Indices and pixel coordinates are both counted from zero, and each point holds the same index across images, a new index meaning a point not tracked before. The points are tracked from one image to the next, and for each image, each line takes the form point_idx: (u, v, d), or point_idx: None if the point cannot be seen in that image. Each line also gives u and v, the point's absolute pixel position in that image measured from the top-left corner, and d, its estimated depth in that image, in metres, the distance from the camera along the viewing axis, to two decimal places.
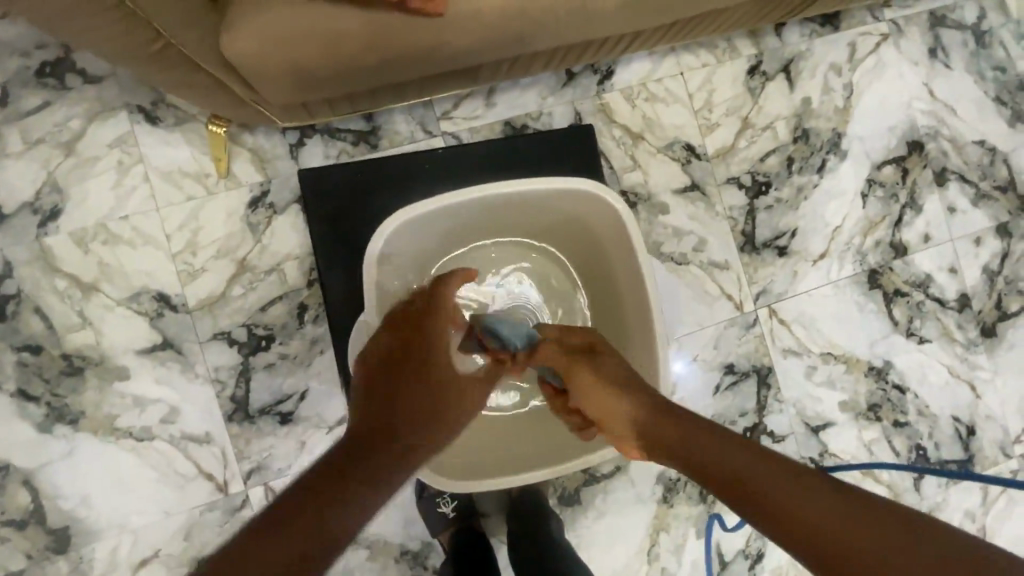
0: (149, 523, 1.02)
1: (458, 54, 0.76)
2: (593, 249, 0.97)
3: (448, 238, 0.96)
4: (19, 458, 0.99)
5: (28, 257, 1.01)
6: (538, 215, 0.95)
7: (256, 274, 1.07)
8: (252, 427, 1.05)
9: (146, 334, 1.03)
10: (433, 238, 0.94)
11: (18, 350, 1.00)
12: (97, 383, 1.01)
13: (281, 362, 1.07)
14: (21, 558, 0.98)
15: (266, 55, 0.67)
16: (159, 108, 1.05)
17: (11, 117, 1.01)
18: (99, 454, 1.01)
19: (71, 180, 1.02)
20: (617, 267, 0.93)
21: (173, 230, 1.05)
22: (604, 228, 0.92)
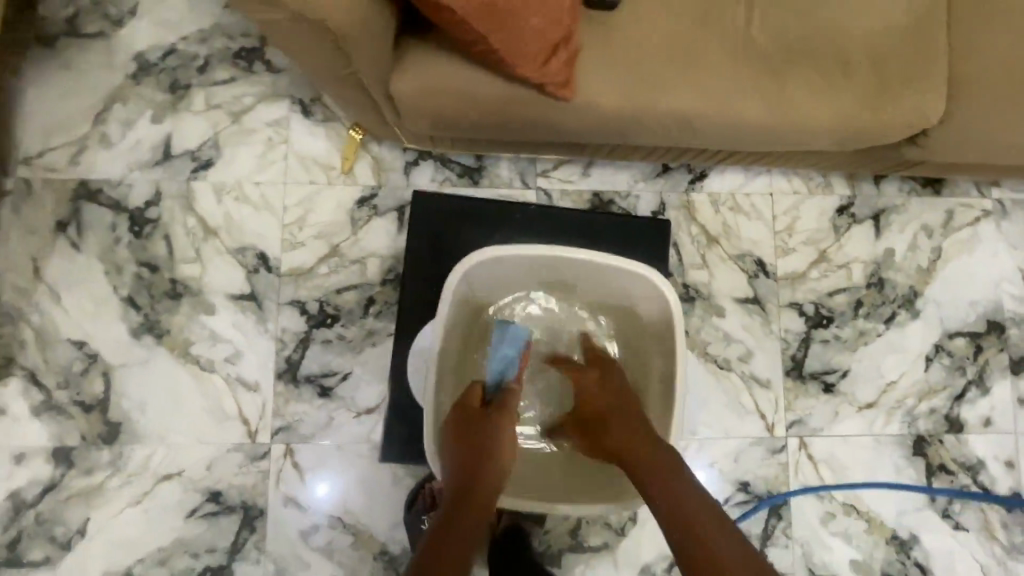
0: (182, 445, 1.14)
1: (570, 133, 0.88)
2: (639, 332, 1.04)
3: (515, 285, 1.06)
4: (108, 352, 1.15)
5: (175, 193, 1.21)
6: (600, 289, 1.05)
7: (343, 260, 1.21)
8: (295, 390, 1.17)
9: (239, 282, 1.19)
10: (502, 280, 1.04)
11: (140, 265, 1.18)
12: (188, 310, 1.17)
13: (337, 342, 1.18)
14: (77, 437, 1.12)
15: (415, 98, 0.81)
16: (314, 105, 1.25)
17: (203, 83, 1.24)
18: (167, 370, 1.16)
19: (229, 142, 1.23)
20: (654, 359, 1.01)
21: (291, 204, 1.22)
22: (655, 321, 1.01)
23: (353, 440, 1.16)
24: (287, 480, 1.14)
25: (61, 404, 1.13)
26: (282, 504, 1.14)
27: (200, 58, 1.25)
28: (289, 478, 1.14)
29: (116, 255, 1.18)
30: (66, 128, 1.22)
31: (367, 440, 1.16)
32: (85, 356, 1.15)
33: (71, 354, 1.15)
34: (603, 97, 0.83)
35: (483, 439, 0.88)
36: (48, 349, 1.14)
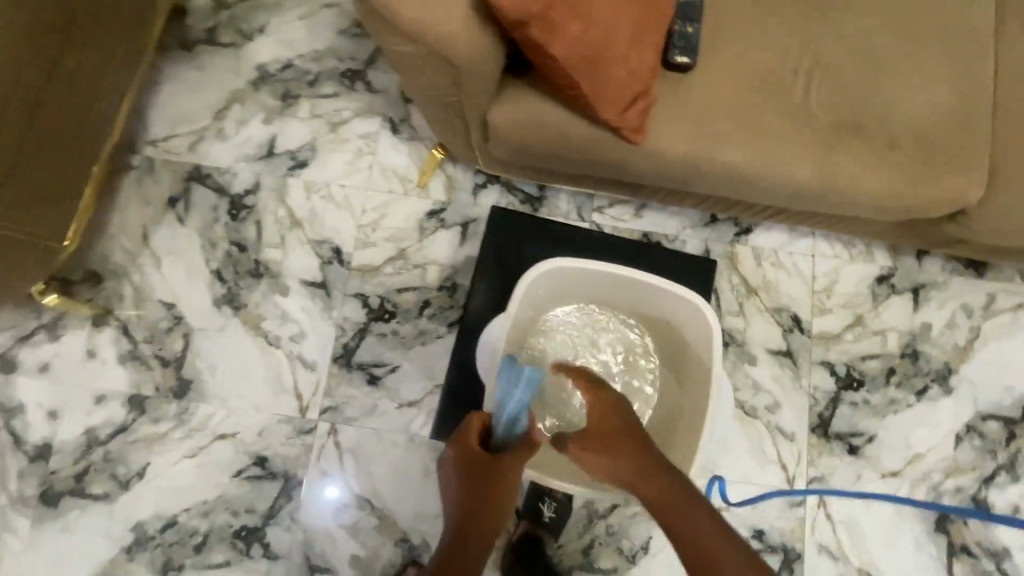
0: (240, 409, 1.25)
1: (634, 174, 0.98)
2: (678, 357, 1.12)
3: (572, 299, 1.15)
4: (191, 317, 1.29)
5: (271, 186, 1.36)
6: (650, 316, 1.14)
7: (407, 264, 1.33)
8: (347, 374, 1.27)
9: (313, 270, 1.32)
10: (561, 292, 1.13)
11: (231, 244, 1.33)
12: (265, 289, 1.31)
13: (390, 336, 1.29)
14: (152, 387, 1.25)
15: (508, 128, 0.91)
16: (402, 125, 1.40)
17: (310, 95, 1.42)
18: (239, 339, 1.28)
19: (324, 148, 1.39)
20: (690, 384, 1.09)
21: (369, 208, 1.36)
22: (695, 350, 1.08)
23: (391, 429, 1.25)
24: (326, 457, 1.23)
25: (143, 356, 1.27)
26: (319, 478, 1.22)
27: (311, 74, 1.43)
28: (329, 456, 1.23)
29: (213, 232, 1.33)
30: (191, 120, 1.40)
31: (404, 431, 1.25)
32: (171, 316, 1.29)
33: (160, 313, 1.29)
34: (669, 146, 0.93)
35: (494, 484, 0.93)
36: (142, 307, 1.29)
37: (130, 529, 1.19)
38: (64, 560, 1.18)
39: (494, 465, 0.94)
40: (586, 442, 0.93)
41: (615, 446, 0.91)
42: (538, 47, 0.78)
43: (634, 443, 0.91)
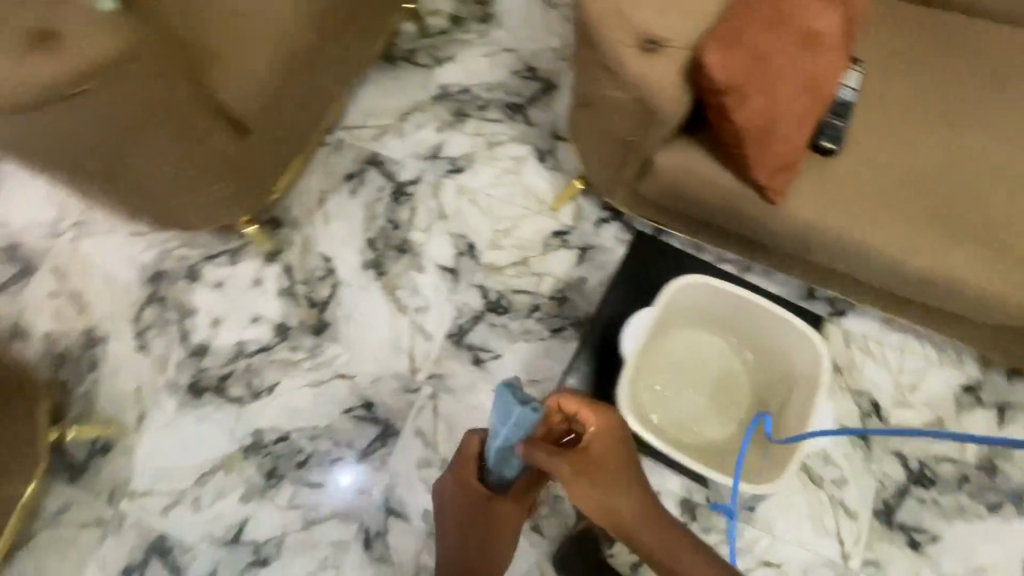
0: (362, 357, 1.45)
1: (761, 233, 1.12)
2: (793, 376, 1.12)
3: (702, 317, 1.18)
4: (341, 271, 1.52)
5: (429, 181, 1.61)
6: (778, 351, 1.14)
7: (527, 270, 1.52)
8: (456, 351, 1.45)
9: (447, 257, 1.53)
10: (695, 309, 1.16)
11: (387, 220, 1.57)
12: (405, 263, 1.53)
13: (500, 327, 1.47)
14: (297, 321, 1.48)
15: (668, 170, 1.08)
16: (548, 156, 1.63)
17: (478, 116, 1.68)
18: (374, 299, 1.50)
19: (479, 160, 1.63)
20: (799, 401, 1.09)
21: (505, 217, 1.57)
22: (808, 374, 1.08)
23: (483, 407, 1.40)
24: (423, 417, 1.40)
25: (297, 294, 1.50)
26: (413, 433, 1.39)
27: (482, 100, 1.70)
28: (425, 416, 1.40)
29: (375, 208, 1.59)
30: (378, 117, 1.69)
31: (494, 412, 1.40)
32: (326, 268, 1.53)
33: (318, 263, 1.53)
34: (802, 213, 1.07)
35: (489, 523, 1.00)
36: (305, 254, 1.54)
37: (250, 433, 1.39)
38: (192, 445, 1.39)
39: (489, 508, 0.99)
40: (579, 483, 0.85)
41: (609, 487, 0.86)
42: (722, 110, 0.96)
43: (631, 483, 0.88)
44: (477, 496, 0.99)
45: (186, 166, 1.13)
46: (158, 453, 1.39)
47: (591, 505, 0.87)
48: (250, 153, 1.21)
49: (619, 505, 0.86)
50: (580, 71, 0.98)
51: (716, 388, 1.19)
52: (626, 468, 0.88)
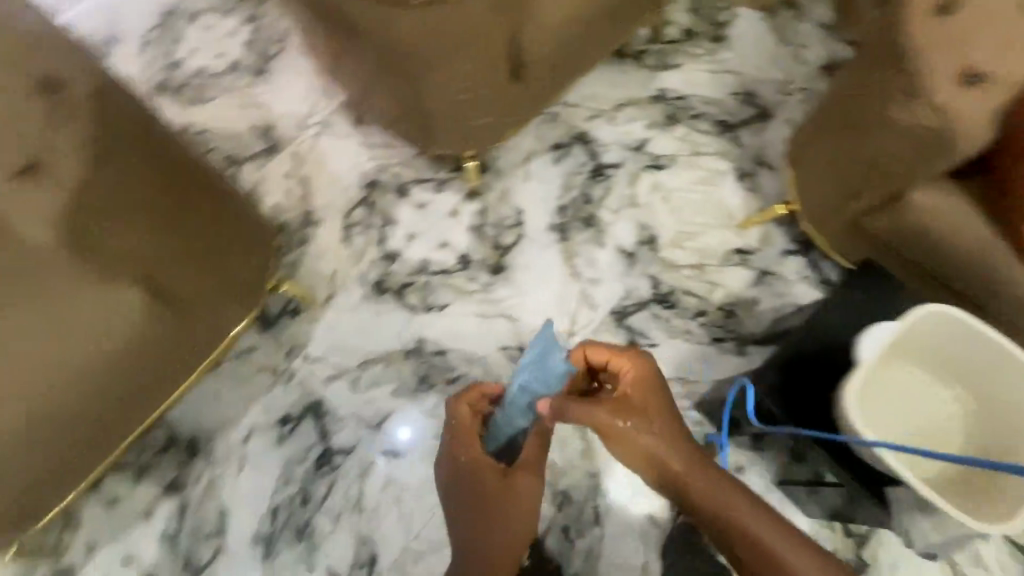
0: (528, 306, 1.54)
1: (993, 293, 1.15)
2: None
3: (930, 355, 1.11)
4: (529, 225, 1.63)
5: (629, 170, 1.69)
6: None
7: (702, 275, 1.55)
8: (615, 328, 1.51)
9: (628, 242, 1.60)
10: (936, 343, 1.08)
11: (581, 193, 1.67)
12: (588, 236, 1.61)
13: (662, 320, 1.51)
14: (480, 257, 1.61)
15: (923, 208, 1.11)
16: (747, 178, 1.67)
17: (689, 124, 1.75)
18: (552, 258, 1.59)
19: (680, 164, 1.69)
20: None
21: (692, 221, 1.62)
22: None
23: None
24: None
25: (485, 234, 1.63)
26: None
27: (697, 110, 1.77)
28: None
29: (573, 179, 1.69)
30: (596, 99, 1.79)
31: None
32: (516, 218, 1.64)
33: (510, 212, 1.65)
34: None
35: (501, 496, 1.03)
36: (501, 202, 1.67)
37: (415, 339, 1.53)
38: (364, 332, 1.55)
39: (507, 476, 1.05)
40: (619, 425, 0.95)
41: (648, 425, 0.96)
42: (1011, 152, 1.02)
43: (661, 420, 0.97)
44: (492, 470, 1.05)
45: (480, 91, 1.29)
46: (335, 329, 1.56)
47: (620, 439, 0.98)
48: (522, 94, 1.38)
49: (654, 443, 0.95)
50: (875, 85, 1.06)
51: (927, 429, 1.12)
52: (657, 408, 0.99)
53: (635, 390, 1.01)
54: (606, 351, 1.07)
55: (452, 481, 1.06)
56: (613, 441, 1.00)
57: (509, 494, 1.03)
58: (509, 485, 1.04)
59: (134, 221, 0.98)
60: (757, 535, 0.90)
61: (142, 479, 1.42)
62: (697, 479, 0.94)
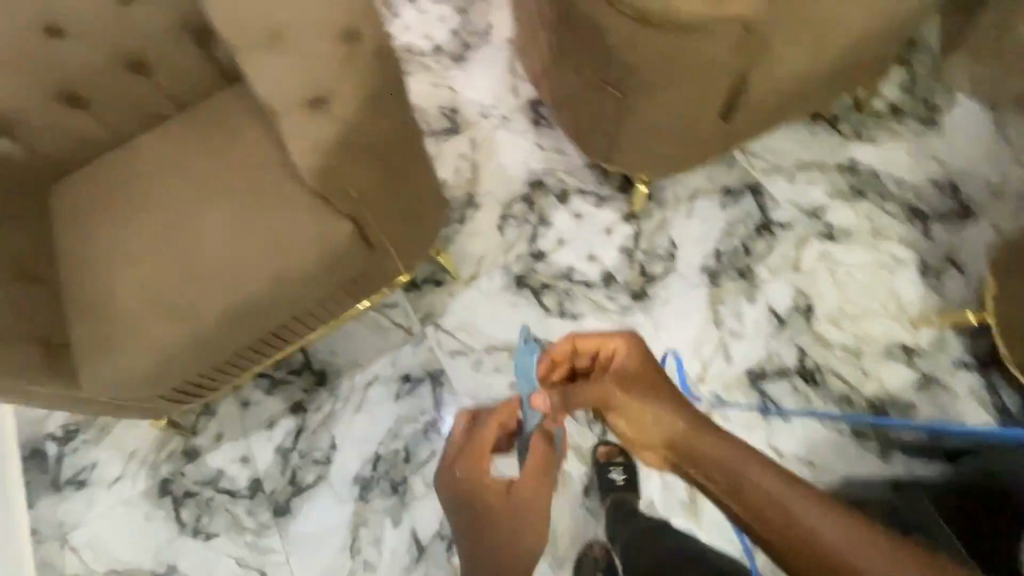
0: (662, 340, 1.52)
1: None
2: None
3: None
4: (681, 261, 1.60)
5: (799, 232, 1.61)
6: None
7: (858, 362, 1.46)
8: (749, 388, 1.46)
9: (783, 305, 1.52)
10: None
11: (742, 243, 1.61)
12: (741, 288, 1.55)
13: (802, 395, 1.44)
14: (624, 279, 1.60)
15: None
16: (929, 275, 1.55)
17: (876, 202, 1.64)
18: (697, 300, 1.55)
19: (858, 240, 1.59)
20: None
21: (857, 302, 1.52)
22: None
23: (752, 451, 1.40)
24: None
25: (634, 258, 1.63)
26: None
27: (888, 190, 1.65)
28: None
29: (737, 228, 1.63)
30: (778, 151, 1.71)
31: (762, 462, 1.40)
32: (669, 251, 1.62)
33: (664, 244, 1.63)
34: None
35: (501, 504, 1.06)
36: (657, 231, 1.66)
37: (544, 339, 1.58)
38: (496, 320, 1.60)
39: (509, 490, 1.07)
40: (618, 397, 1.02)
41: (656, 392, 0.99)
42: None
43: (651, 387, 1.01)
44: (494, 486, 1.08)
45: (682, 125, 1.30)
46: (469, 309, 1.62)
47: (634, 413, 0.99)
48: (723, 134, 1.35)
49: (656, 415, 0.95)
50: None
51: None
52: (648, 385, 1.01)
53: (624, 370, 1.05)
54: (593, 339, 1.09)
55: (455, 498, 1.14)
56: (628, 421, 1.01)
57: (510, 504, 1.06)
58: (510, 493, 1.07)
59: (383, 171, 1.07)
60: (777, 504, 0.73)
61: (273, 392, 1.55)
62: (714, 445, 0.85)
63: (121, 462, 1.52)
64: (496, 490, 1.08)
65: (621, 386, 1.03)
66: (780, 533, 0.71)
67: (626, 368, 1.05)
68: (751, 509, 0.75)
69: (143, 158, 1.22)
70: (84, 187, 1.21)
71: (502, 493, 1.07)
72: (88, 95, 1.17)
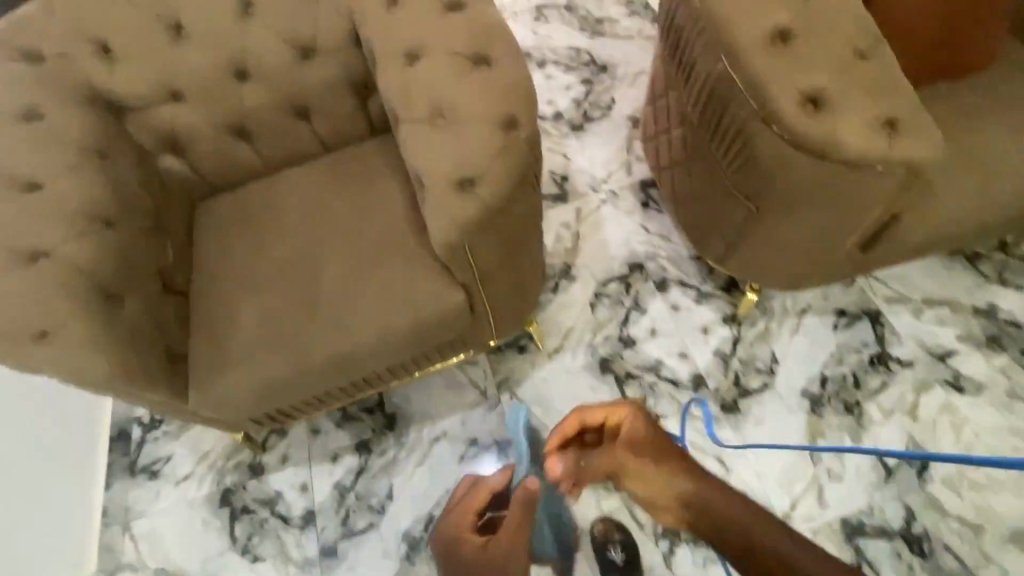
0: (749, 462, 1.41)
1: None
2: None
3: None
4: (781, 380, 1.50)
5: (920, 374, 1.47)
6: None
7: (973, 538, 1.31)
8: (842, 540, 1.33)
9: (892, 453, 1.39)
10: None
11: (852, 374, 1.49)
12: (845, 423, 1.44)
13: (902, 562, 1.30)
14: (716, 385, 1.51)
15: None
16: None
17: (1015, 358, 1.47)
18: (794, 427, 1.44)
19: (987, 397, 1.44)
20: None
21: (981, 469, 1.36)
22: None
23: None
24: None
25: (730, 366, 1.54)
26: None
27: None
28: None
29: (848, 355, 1.51)
30: (905, 280, 1.59)
31: None
32: (770, 367, 1.52)
33: (764, 357, 1.54)
34: None
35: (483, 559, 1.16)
36: (758, 341, 1.56)
37: None
38: (573, 400, 1.56)
39: (484, 547, 1.17)
40: (628, 462, 1.10)
41: (657, 455, 1.08)
42: None
43: (654, 450, 1.08)
44: (471, 540, 1.18)
45: (816, 247, 1.22)
46: (548, 383, 1.59)
47: (640, 483, 1.09)
48: (856, 262, 1.26)
49: (651, 476, 1.07)
50: None
51: None
52: (647, 450, 1.09)
53: (633, 440, 1.10)
54: (595, 411, 1.15)
55: (443, 555, 1.21)
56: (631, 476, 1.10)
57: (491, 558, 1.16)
58: (490, 551, 1.16)
59: (507, 247, 1.06)
60: (730, 516, 0.98)
61: (343, 425, 1.57)
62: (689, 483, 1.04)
63: (192, 462, 1.58)
64: (474, 549, 1.17)
65: (628, 447, 1.11)
66: (681, 500, 1.04)
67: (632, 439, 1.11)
68: (697, 512, 1.02)
69: (288, 192, 1.30)
70: (230, 209, 1.30)
71: (487, 549, 1.17)
72: (254, 130, 1.27)
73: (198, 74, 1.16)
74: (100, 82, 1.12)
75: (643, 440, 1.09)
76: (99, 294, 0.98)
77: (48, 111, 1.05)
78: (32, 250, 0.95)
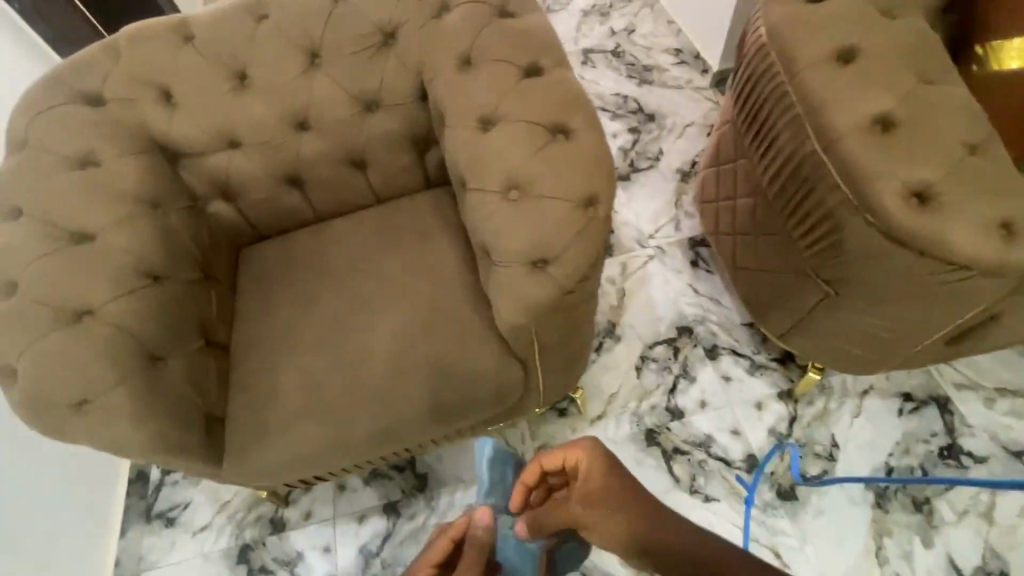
0: (807, 558, 1.32)
1: None
2: None
3: None
4: (842, 468, 1.40)
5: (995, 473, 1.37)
6: None
7: None
8: None
9: (967, 561, 1.28)
10: None
11: (920, 467, 1.39)
12: (914, 523, 1.32)
13: None
14: (771, 469, 1.42)
15: None
16: None
17: None
18: (857, 522, 1.34)
19: None
20: None
21: None
22: None
23: None
24: None
25: (786, 448, 1.44)
26: None
27: None
28: None
29: (915, 446, 1.41)
30: (977, 366, 1.49)
31: None
32: (830, 452, 1.43)
33: (824, 441, 1.44)
34: None
35: None
36: (817, 423, 1.47)
37: None
38: None
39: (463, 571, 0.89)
40: (584, 508, 0.85)
41: (628, 497, 0.83)
42: None
43: (619, 493, 0.83)
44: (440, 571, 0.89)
45: (897, 339, 1.13)
46: None
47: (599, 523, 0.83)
48: (937, 355, 1.18)
49: (618, 519, 0.81)
50: None
51: None
52: (616, 493, 0.83)
53: (594, 478, 0.85)
54: (558, 451, 0.90)
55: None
56: (589, 524, 0.85)
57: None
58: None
59: (572, 327, 0.99)
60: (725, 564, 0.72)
61: (371, 483, 1.49)
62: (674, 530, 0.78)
63: (211, 511, 1.51)
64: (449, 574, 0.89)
65: (592, 487, 0.85)
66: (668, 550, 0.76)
67: (596, 471, 0.86)
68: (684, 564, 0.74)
69: (336, 245, 1.25)
70: (277, 259, 1.25)
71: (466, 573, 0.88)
72: (307, 179, 1.22)
73: (259, 124, 1.11)
74: (159, 128, 1.08)
75: (609, 482, 0.84)
76: (142, 355, 0.92)
77: (105, 157, 1.01)
78: (79, 308, 0.90)
